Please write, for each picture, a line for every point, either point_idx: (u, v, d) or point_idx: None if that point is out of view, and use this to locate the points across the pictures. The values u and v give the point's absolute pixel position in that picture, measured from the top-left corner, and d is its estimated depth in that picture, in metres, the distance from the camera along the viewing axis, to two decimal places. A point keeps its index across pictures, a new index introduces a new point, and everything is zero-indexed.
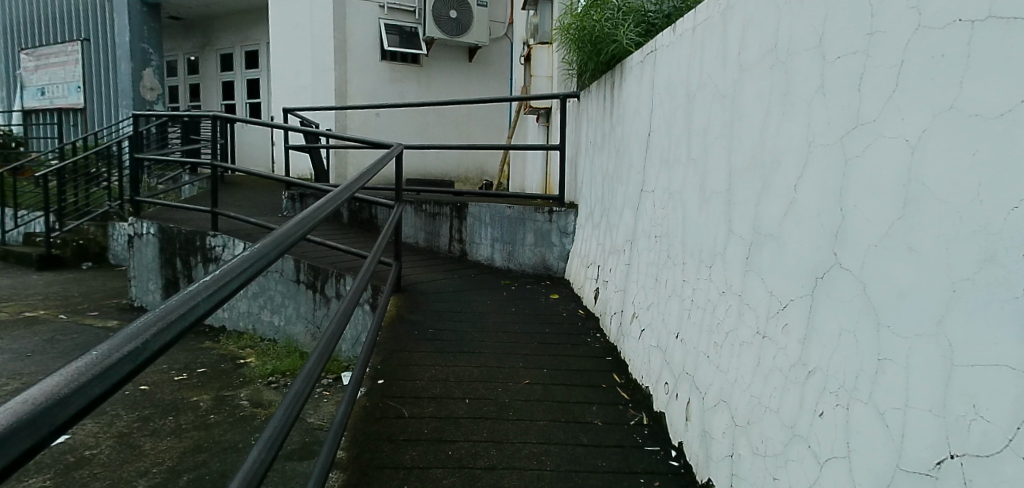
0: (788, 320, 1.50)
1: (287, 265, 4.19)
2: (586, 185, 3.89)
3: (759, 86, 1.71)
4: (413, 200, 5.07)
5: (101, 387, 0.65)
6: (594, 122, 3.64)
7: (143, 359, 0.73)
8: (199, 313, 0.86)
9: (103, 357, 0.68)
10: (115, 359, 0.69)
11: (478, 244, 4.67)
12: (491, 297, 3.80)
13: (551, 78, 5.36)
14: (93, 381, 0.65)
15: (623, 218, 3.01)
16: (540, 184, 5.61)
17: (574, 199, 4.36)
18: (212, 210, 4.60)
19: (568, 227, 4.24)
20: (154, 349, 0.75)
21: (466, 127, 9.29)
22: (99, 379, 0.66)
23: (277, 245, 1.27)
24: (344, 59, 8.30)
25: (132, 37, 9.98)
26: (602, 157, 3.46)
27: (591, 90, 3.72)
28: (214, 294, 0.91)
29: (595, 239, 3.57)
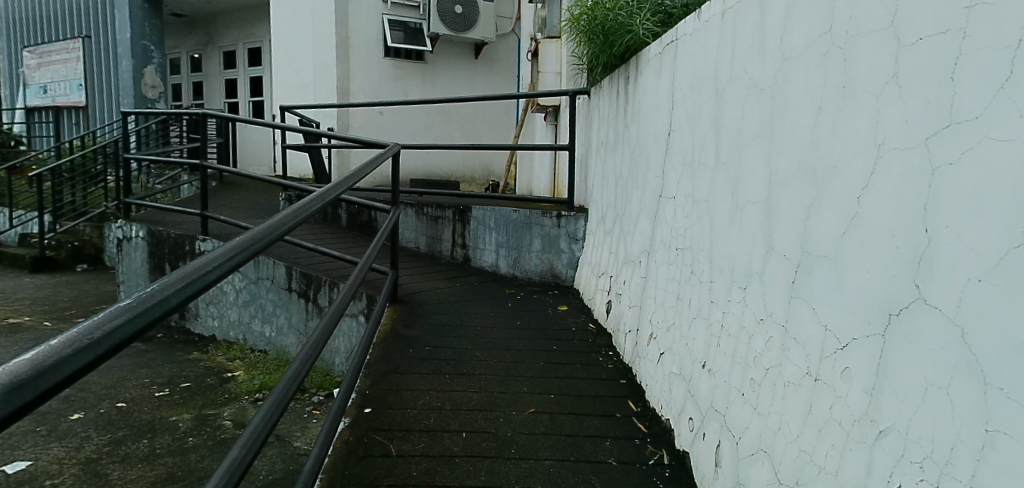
0: (848, 360, 1.24)
1: (278, 272, 3.94)
2: (597, 188, 3.62)
3: (805, 76, 1.44)
4: (414, 203, 4.81)
5: (49, 383, 0.66)
6: (606, 120, 3.36)
7: (99, 355, 0.73)
8: (167, 308, 0.88)
9: (56, 350, 0.69)
10: (76, 348, 0.71)
11: (482, 249, 4.41)
12: (495, 309, 3.53)
13: (560, 74, 5.08)
14: (41, 375, 0.65)
15: (639, 226, 2.74)
16: (548, 185, 5.34)
17: (583, 202, 4.09)
18: (202, 213, 4.37)
19: (577, 232, 3.97)
20: (111, 345, 0.75)
21: (472, 126, 9.03)
22: (53, 371, 0.67)
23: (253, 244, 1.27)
24: (346, 55, 8.05)
25: (133, 34, 9.75)
26: (615, 158, 3.18)
27: (603, 86, 3.44)
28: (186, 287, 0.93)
29: (606, 247, 3.30)
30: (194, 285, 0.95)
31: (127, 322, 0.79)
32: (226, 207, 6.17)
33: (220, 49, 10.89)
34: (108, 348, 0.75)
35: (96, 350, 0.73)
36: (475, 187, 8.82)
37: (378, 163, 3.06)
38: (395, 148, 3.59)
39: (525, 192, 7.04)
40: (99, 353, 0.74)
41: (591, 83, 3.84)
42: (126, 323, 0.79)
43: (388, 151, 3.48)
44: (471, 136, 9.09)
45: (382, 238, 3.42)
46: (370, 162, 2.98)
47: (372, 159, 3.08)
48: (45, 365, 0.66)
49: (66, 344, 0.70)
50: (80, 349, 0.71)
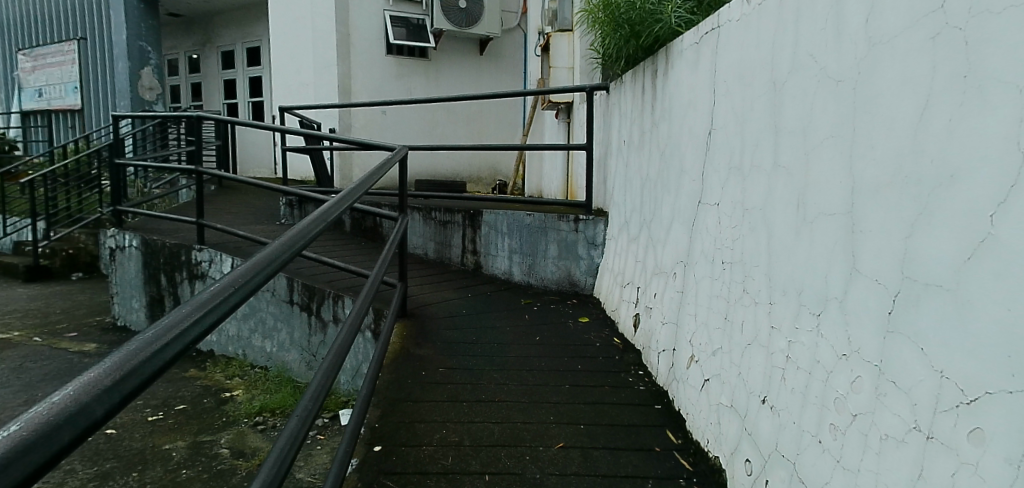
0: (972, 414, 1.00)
1: (279, 284, 3.70)
2: (620, 191, 3.36)
3: (904, 64, 1.20)
4: (422, 207, 4.57)
5: (59, 444, 0.53)
6: (631, 118, 3.09)
7: (121, 399, 0.61)
8: (212, 323, 0.79)
9: (99, 380, 0.60)
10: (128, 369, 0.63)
11: (494, 256, 4.18)
12: (511, 321, 3.30)
13: (573, 69, 4.82)
14: (49, 435, 0.53)
15: (672, 234, 2.49)
16: (561, 187, 5.10)
17: (602, 205, 3.84)
18: (197, 221, 4.12)
19: (596, 238, 3.72)
20: (133, 388, 0.63)
21: (477, 124, 8.78)
22: (66, 428, 0.55)
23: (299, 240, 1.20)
24: (348, 53, 7.78)
25: (129, 35, 9.51)
26: (642, 158, 2.92)
27: (627, 80, 3.17)
28: (214, 310, 0.80)
29: (633, 255, 3.05)
30: (224, 306, 0.83)
31: (148, 357, 0.66)
32: (225, 212, 5.92)
33: (218, 49, 10.65)
34: (130, 390, 0.63)
35: (115, 394, 0.60)
36: (481, 187, 8.56)
37: (385, 169, 2.81)
38: (402, 151, 3.33)
39: (534, 192, 6.79)
40: (124, 397, 0.61)
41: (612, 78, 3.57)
42: (151, 358, 0.66)
43: (395, 154, 3.23)
44: (476, 135, 8.83)
45: (390, 249, 3.17)
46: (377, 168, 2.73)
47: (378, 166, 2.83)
48: (54, 421, 0.54)
49: (81, 392, 0.58)
50: (94, 398, 0.58)
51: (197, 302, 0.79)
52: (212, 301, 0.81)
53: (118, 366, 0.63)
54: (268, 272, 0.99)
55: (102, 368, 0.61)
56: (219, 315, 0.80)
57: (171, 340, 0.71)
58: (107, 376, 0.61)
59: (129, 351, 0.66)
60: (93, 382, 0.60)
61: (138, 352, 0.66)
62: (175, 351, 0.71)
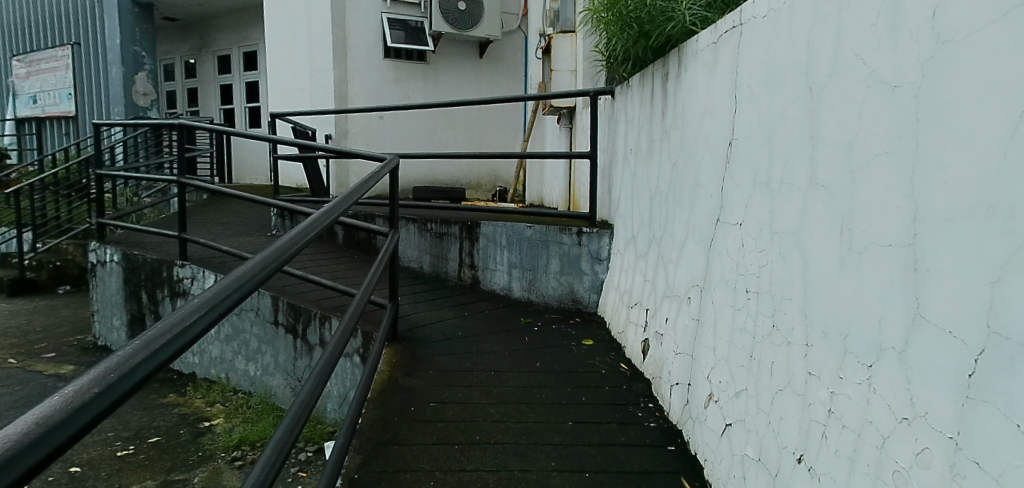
0: (1010, 471, 0.88)
1: (263, 303, 3.47)
2: (626, 204, 3.12)
3: (983, 64, 0.97)
4: (416, 218, 4.34)
5: (18, 471, 0.56)
6: (639, 125, 2.85)
7: (82, 426, 0.64)
8: (204, 326, 0.86)
9: (91, 385, 0.67)
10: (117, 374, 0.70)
11: (492, 270, 3.95)
12: (510, 344, 3.07)
13: (575, 72, 4.59)
14: (7, 464, 0.56)
15: (686, 253, 2.25)
16: (564, 195, 4.86)
17: (607, 218, 3.60)
18: (179, 236, 3.88)
19: (600, 252, 3.48)
20: (95, 414, 0.66)
21: (477, 129, 8.56)
22: (27, 454, 0.58)
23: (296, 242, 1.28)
24: (344, 57, 7.56)
25: (123, 40, 9.31)
26: (651, 169, 2.68)
27: (634, 84, 2.93)
28: (187, 330, 0.83)
29: (640, 274, 2.82)
30: (196, 326, 0.85)
31: (113, 382, 0.69)
32: (214, 222, 5.70)
33: (214, 55, 10.45)
34: (93, 415, 0.65)
35: (75, 421, 0.63)
36: (481, 194, 8.33)
37: (372, 183, 2.59)
38: (393, 161, 3.09)
39: (535, 200, 6.56)
40: (86, 422, 0.64)
41: (618, 82, 3.33)
42: (134, 371, 0.72)
43: (386, 165, 2.99)
44: (476, 140, 8.60)
45: (379, 267, 2.94)
46: (363, 181, 2.52)
47: (365, 180, 2.60)
48: (15, 447, 0.57)
49: (47, 416, 0.62)
50: (54, 426, 0.61)
51: (169, 322, 0.82)
52: (185, 321, 0.84)
53: (82, 393, 0.66)
54: (249, 287, 1.02)
55: (65, 395, 0.64)
56: (191, 335, 0.83)
57: (138, 365, 0.73)
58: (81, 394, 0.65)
59: (96, 375, 0.69)
60: (56, 408, 0.63)
61: (103, 378, 0.68)
62: (142, 376, 0.73)
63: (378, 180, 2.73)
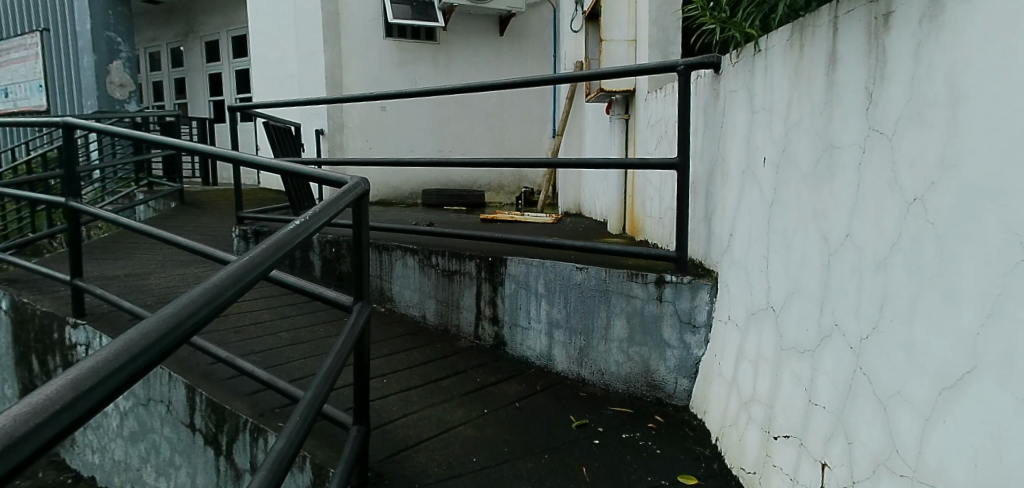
0: None
1: (176, 394, 2.26)
2: (762, 254, 1.86)
3: None
4: (417, 248, 3.11)
5: (52, 431, 0.61)
6: (806, 119, 1.59)
7: (111, 391, 0.68)
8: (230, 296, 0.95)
9: (129, 346, 0.73)
10: (155, 336, 0.77)
11: (523, 329, 2.75)
12: (562, 482, 1.86)
13: (635, 42, 3.35)
14: (57, 413, 0.61)
15: (988, 413, 1.00)
16: (618, 210, 3.68)
17: (702, 261, 2.35)
18: (71, 282, 2.67)
19: (696, 315, 2.27)
20: (127, 377, 0.70)
21: (498, 121, 7.34)
22: (68, 409, 0.63)
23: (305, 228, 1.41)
24: (338, 37, 6.31)
25: (94, 25, 7.92)
26: (847, 204, 1.41)
27: (790, 46, 1.66)
28: (210, 304, 0.89)
29: (803, 386, 1.57)
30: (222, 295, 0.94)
31: (147, 347, 0.75)
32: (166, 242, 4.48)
33: (201, 39, 9.14)
34: (129, 376, 0.71)
35: (125, 371, 0.70)
36: (503, 196, 7.12)
37: (320, 221, 1.51)
38: (360, 185, 1.81)
39: (572, 208, 5.34)
40: (119, 384, 0.69)
41: (731, 48, 2.07)
42: (169, 335, 0.79)
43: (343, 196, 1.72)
44: (497, 134, 7.37)
45: (337, 360, 1.67)
46: (307, 218, 1.51)
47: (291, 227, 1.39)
48: (69, 392, 0.64)
49: (81, 377, 0.66)
50: (90, 388, 0.66)
51: (193, 296, 0.87)
52: (201, 300, 0.88)
53: (108, 361, 0.70)
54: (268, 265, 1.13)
55: (101, 358, 0.69)
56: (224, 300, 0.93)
57: (159, 340, 0.77)
58: (117, 356, 0.71)
59: (145, 329, 0.77)
60: (89, 374, 0.67)
61: (132, 347, 0.73)
62: (165, 348, 0.77)
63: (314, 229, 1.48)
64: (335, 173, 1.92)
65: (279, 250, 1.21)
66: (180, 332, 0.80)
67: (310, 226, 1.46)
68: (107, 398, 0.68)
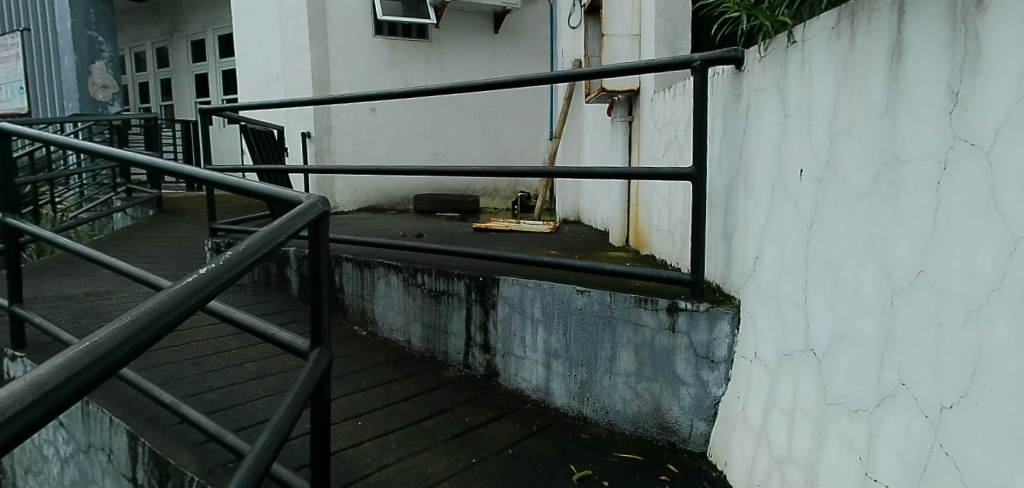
0: None
1: (117, 443, 1.96)
2: (799, 284, 1.56)
3: None
4: (401, 265, 2.81)
5: None
6: (861, 126, 1.29)
7: (23, 427, 0.67)
8: (183, 312, 0.94)
9: (51, 377, 0.72)
10: (82, 364, 0.76)
11: (517, 358, 2.46)
12: None
13: (639, 38, 3.06)
14: None
15: None
16: (620, 221, 3.40)
17: (722, 287, 2.06)
18: (10, 310, 2.37)
19: (715, 348, 1.97)
20: (44, 412, 0.69)
21: (493, 122, 7.06)
22: None
23: (296, 220, 1.37)
24: (325, 35, 6.02)
25: (74, 23, 7.62)
26: (918, 232, 1.12)
27: (838, 37, 1.37)
28: (155, 322, 0.88)
29: (861, 457, 1.27)
30: (173, 312, 0.92)
31: (69, 378, 0.74)
32: (138, 254, 4.19)
33: (187, 39, 8.85)
34: (46, 411, 0.70)
35: (40, 407, 0.69)
36: (499, 201, 6.84)
37: (288, 230, 1.32)
38: (317, 205, 1.45)
39: (569, 215, 5.06)
40: (34, 419, 0.68)
41: (755, 42, 1.78)
42: (99, 362, 0.77)
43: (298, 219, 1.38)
44: (492, 136, 7.08)
45: (292, 408, 1.35)
46: (273, 226, 1.30)
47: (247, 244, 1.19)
48: None
49: None
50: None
51: (135, 316, 0.86)
52: (145, 319, 0.87)
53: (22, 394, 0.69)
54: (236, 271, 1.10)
55: (17, 392, 0.68)
56: (175, 316, 0.93)
57: (84, 369, 0.75)
58: (35, 390, 0.70)
59: (75, 356, 0.76)
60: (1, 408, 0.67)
61: (52, 379, 0.72)
62: (93, 378, 0.76)
63: (280, 238, 1.28)
64: (278, 189, 1.54)
65: (254, 253, 1.18)
66: (113, 357, 0.78)
67: (305, 215, 1.41)
68: (20, 434, 0.67)
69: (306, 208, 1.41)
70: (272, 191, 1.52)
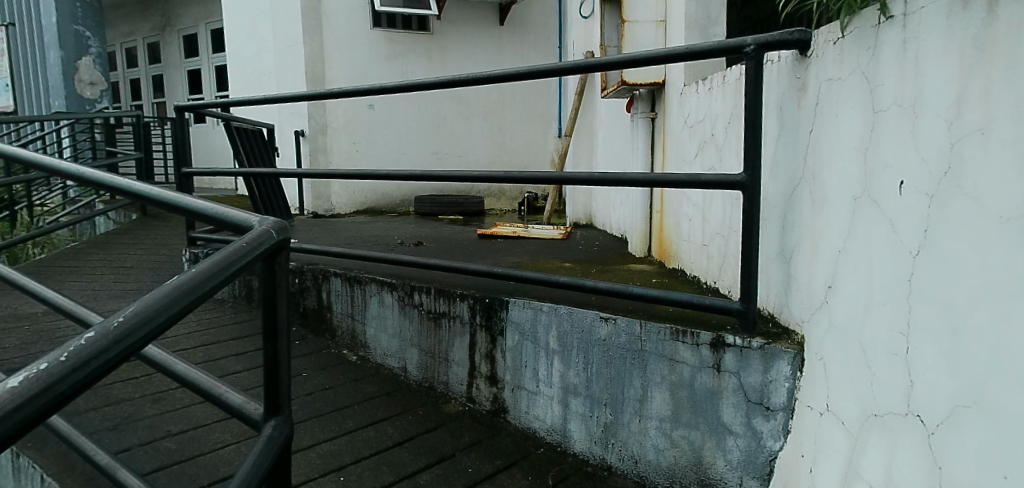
0: None
1: None
2: (899, 327, 1.22)
3: None
4: (395, 282, 2.48)
5: None
6: (1010, 125, 0.96)
7: None
8: (104, 366, 0.72)
9: None
10: None
11: (528, 393, 2.12)
12: None
13: (666, 23, 2.71)
14: None
15: None
16: (642, 229, 3.05)
17: (776, 318, 1.72)
18: None
19: (770, 392, 1.63)
20: None
21: (498, 119, 6.72)
22: None
23: (279, 231, 1.09)
24: (320, 27, 5.68)
25: (60, 17, 7.29)
26: None
27: (965, 7, 1.03)
28: (50, 391, 0.66)
29: None
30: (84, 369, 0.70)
31: None
32: (115, 264, 3.86)
33: (179, 34, 8.52)
34: None
35: None
36: (505, 202, 6.50)
37: (254, 251, 1.02)
38: (271, 233, 1.08)
39: (581, 218, 4.71)
40: None
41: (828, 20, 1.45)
42: None
43: (250, 251, 1.01)
44: (497, 133, 6.74)
45: None
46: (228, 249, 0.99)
47: (210, 261, 0.93)
48: None
49: None
50: None
51: (23, 383, 0.65)
52: (37, 385, 0.66)
53: None
54: (196, 297, 0.87)
55: None
56: (91, 373, 0.70)
57: None
58: None
59: None
60: None
61: None
62: None
63: (249, 256, 1.01)
64: (219, 204, 1.19)
65: (225, 271, 0.94)
66: None
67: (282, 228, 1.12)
68: None
69: (278, 224, 1.11)
70: (209, 208, 1.16)
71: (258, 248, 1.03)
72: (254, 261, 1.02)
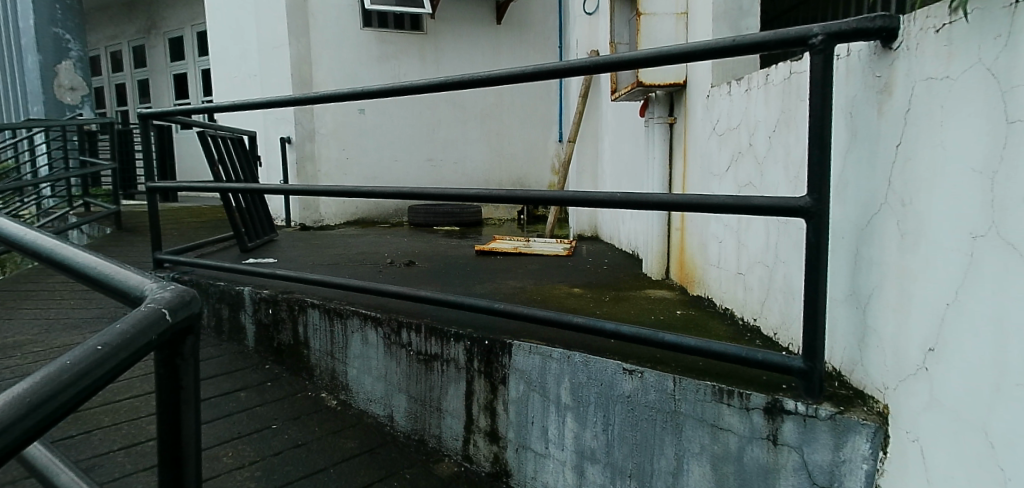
0: None
1: None
2: None
3: None
4: (379, 317, 2.13)
5: None
6: None
7: None
8: None
9: None
10: None
11: (536, 456, 1.79)
12: None
13: (687, 16, 2.37)
14: None
15: None
16: (658, 249, 2.72)
17: (846, 376, 1.38)
18: None
19: (843, 476, 1.30)
20: None
21: (496, 123, 6.39)
22: None
23: (178, 309, 0.72)
24: (307, 26, 5.35)
25: (38, 20, 6.94)
26: None
27: None
28: None
29: None
30: None
31: None
32: (78, 287, 3.52)
33: (165, 36, 8.18)
34: None
35: None
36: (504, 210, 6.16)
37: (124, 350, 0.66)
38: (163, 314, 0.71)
39: (586, 230, 4.37)
40: None
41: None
42: None
43: (102, 360, 0.63)
44: (495, 138, 6.41)
45: None
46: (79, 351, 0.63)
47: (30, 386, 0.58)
48: None
49: None
50: None
51: None
52: None
53: None
54: None
55: None
56: None
57: None
58: None
59: None
60: None
61: None
62: None
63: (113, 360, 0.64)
64: (106, 261, 0.83)
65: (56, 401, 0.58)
66: None
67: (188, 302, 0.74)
68: None
69: (181, 298, 0.73)
70: (87, 267, 0.81)
71: (134, 347, 0.66)
72: (126, 365, 0.66)
